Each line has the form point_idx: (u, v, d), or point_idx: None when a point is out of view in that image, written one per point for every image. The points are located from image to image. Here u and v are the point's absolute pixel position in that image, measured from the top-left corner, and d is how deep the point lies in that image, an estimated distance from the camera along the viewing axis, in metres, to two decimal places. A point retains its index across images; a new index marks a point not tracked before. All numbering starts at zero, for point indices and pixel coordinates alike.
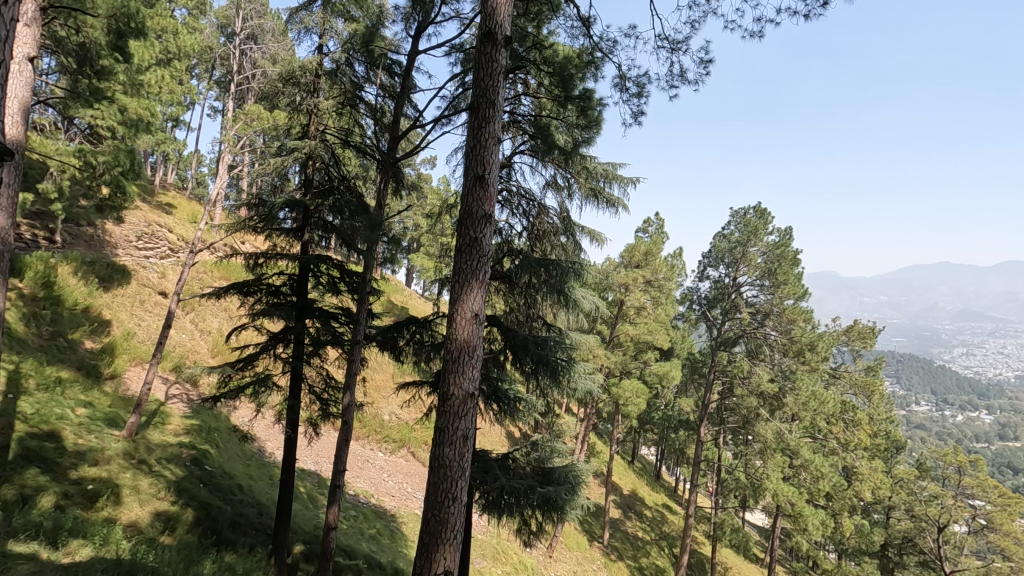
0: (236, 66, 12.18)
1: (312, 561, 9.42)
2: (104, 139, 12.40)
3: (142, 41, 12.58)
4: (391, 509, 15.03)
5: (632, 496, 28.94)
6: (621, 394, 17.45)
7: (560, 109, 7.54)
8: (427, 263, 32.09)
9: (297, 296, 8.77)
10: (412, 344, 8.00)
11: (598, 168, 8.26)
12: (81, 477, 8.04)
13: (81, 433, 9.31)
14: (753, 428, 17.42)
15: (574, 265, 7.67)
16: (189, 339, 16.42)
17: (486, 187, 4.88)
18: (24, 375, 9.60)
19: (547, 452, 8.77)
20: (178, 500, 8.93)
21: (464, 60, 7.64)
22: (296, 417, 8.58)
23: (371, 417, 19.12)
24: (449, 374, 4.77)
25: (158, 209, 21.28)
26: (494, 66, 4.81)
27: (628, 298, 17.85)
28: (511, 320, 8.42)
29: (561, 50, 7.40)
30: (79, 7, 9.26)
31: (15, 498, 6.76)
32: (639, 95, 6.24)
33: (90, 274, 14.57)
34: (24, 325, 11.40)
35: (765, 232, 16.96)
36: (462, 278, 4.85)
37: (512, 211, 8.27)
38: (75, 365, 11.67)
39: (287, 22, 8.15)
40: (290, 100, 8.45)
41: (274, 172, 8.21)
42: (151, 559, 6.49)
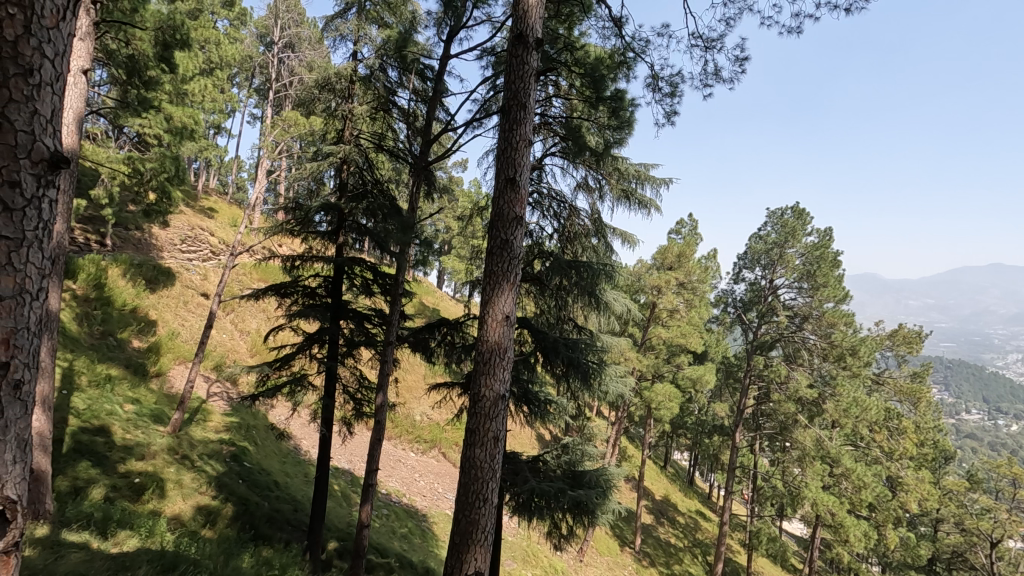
0: (274, 74, 12.58)
1: (345, 558, 9.56)
2: (152, 147, 12.97)
3: (186, 51, 13.12)
4: (422, 508, 15.19)
5: (665, 502, 28.52)
6: (653, 398, 17.21)
7: (591, 110, 7.49)
8: (458, 265, 32.38)
9: (332, 297, 8.95)
10: (443, 345, 8.07)
11: (630, 169, 8.20)
12: (129, 470, 8.39)
13: (129, 429, 9.71)
14: (791, 435, 17.15)
15: (605, 266, 7.60)
16: (230, 339, 16.98)
17: (518, 189, 4.88)
18: (76, 372, 10.09)
19: (578, 455, 8.72)
20: (218, 495, 9.24)
21: (496, 63, 7.67)
22: (330, 417, 8.74)
23: (403, 418, 19.42)
24: (481, 375, 4.79)
25: (200, 213, 22.10)
26: (525, 68, 4.82)
27: (660, 301, 17.46)
28: (542, 323, 8.40)
29: (593, 51, 7.32)
30: (128, 21, 9.80)
31: (68, 490, 7.14)
32: (672, 95, 6.13)
33: (138, 276, 15.21)
34: (76, 325, 12.03)
35: (804, 233, 16.51)
36: (493, 280, 4.87)
37: (542, 213, 8.23)
38: (124, 363, 12.18)
39: (323, 31, 8.35)
40: (326, 106, 8.66)
41: (310, 177, 8.45)
42: (193, 552, 6.71)
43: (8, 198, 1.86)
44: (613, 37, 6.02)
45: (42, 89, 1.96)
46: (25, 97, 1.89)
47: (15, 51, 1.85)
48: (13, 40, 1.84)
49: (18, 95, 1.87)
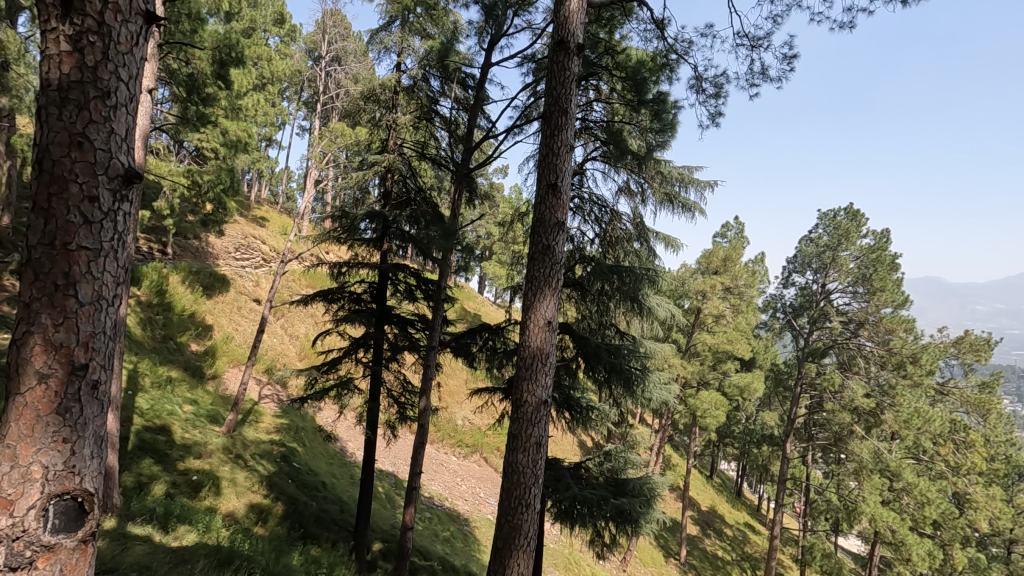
0: (322, 87, 13.07)
1: (389, 559, 9.72)
2: (209, 160, 13.67)
3: (241, 68, 13.78)
4: (464, 512, 15.30)
5: (711, 513, 27.70)
6: (698, 405, 16.84)
7: (633, 114, 7.43)
8: (499, 270, 32.55)
9: (376, 303, 9.15)
10: (485, 350, 8.12)
11: (673, 173, 8.12)
12: (188, 468, 8.81)
13: (188, 428, 10.20)
14: (846, 446, 16.39)
15: (649, 271, 7.49)
16: (280, 343, 17.62)
17: (559, 195, 4.88)
18: (141, 374, 10.70)
19: (621, 463, 8.49)
20: (269, 493, 9.57)
21: (536, 70, 7.70)
22: (375, 420, 8.92)
23: (445, 422, 19.64)
24: (523, 380, 4.79)
25: (253, 222, 23.10)
26: (566, 73, 4.81)
27: (705, 306, 17.02)
28: (583, 327, 8.32)
29: (635, 54, 7.24)
30: (189, 42, 10.40)
31: (133, 485, 7.57)
32: (717, 96, 5.99)
33: (196, 283, 15.99)
34: (141, 329, 12.78)
35: (858, 235, 15.81)
36: (535, 285, 4.88)
37: (584, 218, 8.20)
38: (183, 365, 12.82)
39: (368, 44, 8.59)
40: (371, 117, 8.89)
41: (356, 186, 8.69)
42: (247, 548, 6.97)
43: (88, 211, 2.01)
44: (655, 39, 5.96)
45: (118, 110, 2.10)
46: (103, 118, 2.04)
47: (94, 76, 2.00)
48: (93, 66, 2.00)
49: (97, 116, 2.02)
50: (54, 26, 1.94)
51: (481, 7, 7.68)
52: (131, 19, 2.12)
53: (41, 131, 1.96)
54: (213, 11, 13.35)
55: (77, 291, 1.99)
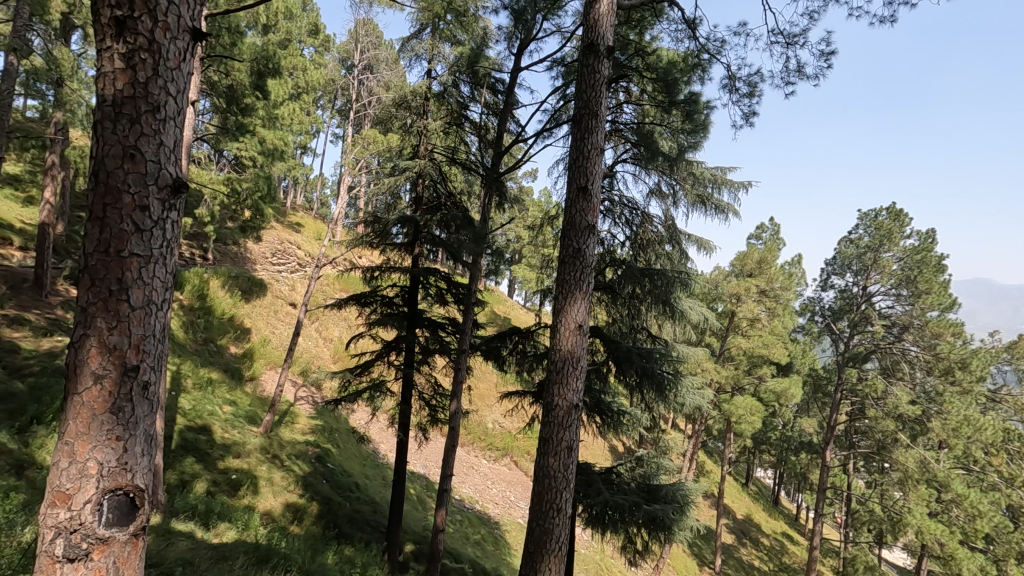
0: (355, 95, 13.36)
1: (421, 561, 9.83)
2: (248, 168, 14.11)
3: (278, 79, 14.20)
4: (495, 516, 15.32)
5: (747, 522, 27.02)
6: (733, 411, 16.47)
7: (664, 115, 7.35)
8: (528, 274, 32.55)
9: (408, 306, 9.28)
10: (515, 353, 8.12)
11: (706, 174, 8.02)
12: (227, 467, 9.09)
13: (227, 428, 10.52)
14: (890, 455, 15.79)
15: (681, 274, 7.38)
16: (315, 346, 18.02)
17: (590, 198, 4.86)
18: (183, 375, 11.11)
19: (653, 468, 8.36)
20: (305, 493, 9.79)
21: (566, 73, 7.68)
22: (407, 422, 9.02)
23: (476, 425, 19.74)
24: (554, 384, 4.78)
25: (289, 228, 23.73)
26: (596, 77, 4.80)
27: (739, 309, 16.69)
28: (614, 331, 8.26)
29: (665, 55, 7.15)
30: (229, 55, 10.79)
31: (176, 482, 7.85)
32: (751, 95, 5.87)
33: (235, 287, 16.50)
34: (183, 332, 13.27)
35: (901, 236, 15.25)
36: (565, 288, 4.87)
37: (614, 220, 8.13)
38: (223, 367, 13.23)
39: (399, 52, 8.73)
40: (403, 123, 9.04)
41: (387, 192, 8.84)
42: (283, 546, 7.14)
43: (139, 220, 2.10)
44: (686, 41, 5.90)
45: (167, 123, 2.19)
46: (153, 130, 2.13)
47: (146, 93, 2.10)
48: (144, 82, 2.10)
49: (148, 129, 2.12)
50: (109, 46, 2.05)
51: (510, 12, 7.71)
52: (180, 37, 2.21)
53: (97, 145, 2.06)
54: (252, 24, 13.82)
55: (128, 295, 2.08)
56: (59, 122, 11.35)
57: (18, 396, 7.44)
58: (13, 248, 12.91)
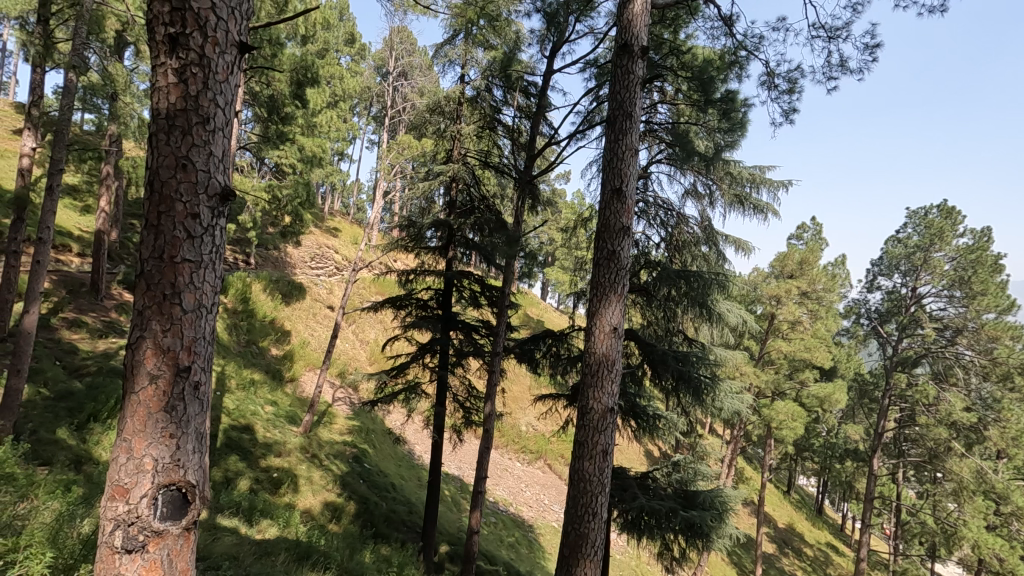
0: (389, 101, 13.63)
1: (456, 561, 9.90)
2: (288, 175, 14.54)
3: (316, 87, 14.59)
4: (529, 519, 15.31)
5: (789, 531, 26.22)
6: (774, 416, 15.99)
7: (700, 114, 7.23)
8: (562, 276, 32.45)
9: (442, 309, 9.38)
10: (548, 356, 8.10)
11: (743, 173, 7.81)
12: (269, 465, 9.37)
13: (269, 427, 10.83)
14: (943, 465, 15.10)
15: (718, 276, 7.21)
16: (352, 348, 18.41)
17: (624, 200, 4.82)
18: (228, 376, 11.53)
19: (690, 474, 8.19)
20: (342, 492, 9.98)
21: (599, 74, 7.63)
22: (441, 424, 9.11)
23: (510, 427, 19.81)
24: (589, 388, 4.75)
25: (326, 233, 24.37)
26: (630, 77, 4.76)
27: (779, 312, 16.19)
28: (649, 334, 8.17)
29: (702, 53, 7.03)
30: (269, 66, 11.17)
31: (222, 480, 8.16)
32: (791, 92, 5.71)
33: (276, 291, 17.01)
34: (227, 334, 13.76)
35: (954, 234, 14.58)
36: (600, 291, 4.84)
37: (649, 222, 8.03)
38: (265, 368, 13.64)
39: (433, 58, 8.85)
40: (436, 128, 9.16)
41: (422, 196, 8.96)
42: (323, 544, 7.31)
43: (191, 227, 2.20)
44: (722, 37, 5.78)
45: (216, 134, 2.28)
46: (203, 141, 2.22)
47: (197, 106, 2.19)
48: (196, 94, 2.19)
49: (198, 140, 2.21)
50: (164, 61, 2.16)
51: (543, 15, 7.72)
52: (228, 50, 2.29)
53: (153, 156, 2.17)
54: (292, 36, 14.28)
55: (180, 300, 2.17)
56: (113, 134, 11.96)
57: (76, 395, 7.85)
58: (72, 255, 13.65)
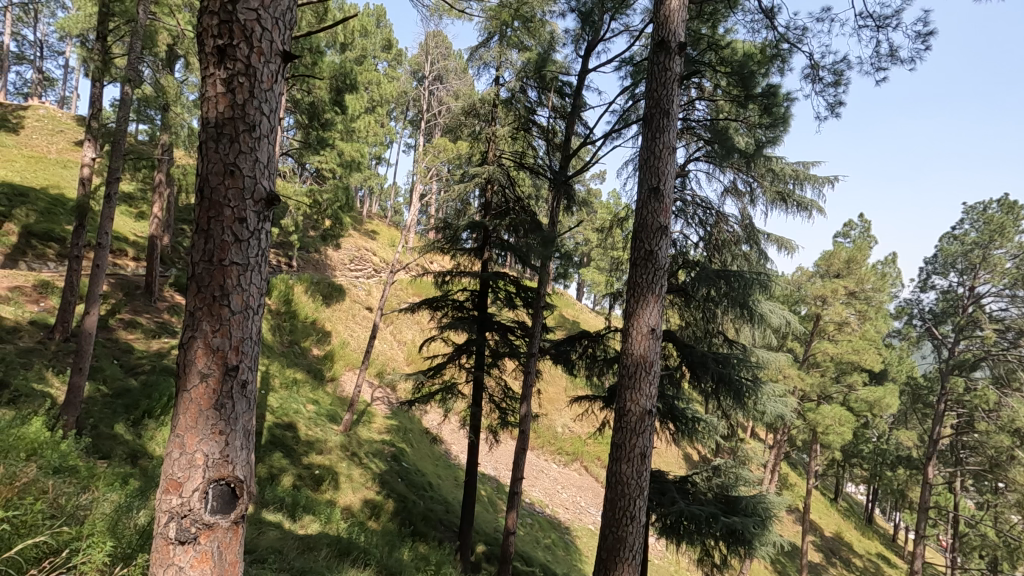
0: (426, 105, 13.83)
1: (492, 562, 9.93)
2: (328, 179, 14.90)
3: (355, 93, 14.92)
4: (565, 521, 15.23)
5: (837, 540, 25.24)
6: (820, 421, 15.40)
7: (740, 109, 7.04)
8: (598, 277, 32.20)
9: (478, 310, 9.44)
10: (584, 357, 8.03)
11: (787, 169, 7.56)
12: (311, 462, 9.63)
13: (310, 425, 11.14)
14: (1005, 474, 14.26)
15: (760, 276, 6.99)
16: (389, 348, 18.74)
17: (662, 199, 4.74)
18: (271, 375, 11.92)
19: (731, 479, 7.99)
20: (381, 490, 10.16)
21: (635, 72, 7.53)
22: (477, 424, 9.17)
23: (546, 429, 19.77)
24: (626, 390, 4.70)
25: (365, 236, 24.90)
26: (668, 74, 4.68)
27: (825, 312, 15.59)
28: (687, 335, 8.02)
29: (742, 47, 6.85)
30: (310, 74, 11.49)
31: (266, 476, 8.44)
32: (837, 84, 5.49)
33: (317, 293, 17.46)
34: (271, 334, 14.22)
35: (1016, 230, 13.77)
36: (638, 291, 4.77)
37: (687, 221, 7.88)
38: (306, 367, 14.02)
39: (468, 61, 8.94)
40: (472, 130, 9.25)
41: (457, 198, 9.05)
42: (362, 540, 7.46)
43: (238, 231, 2.28)
44: (762, 30, 5.62)
45: (261, 141, 2.36)
46: (249, 148, 2.30)
47: (244, 114, 2.27)
48: (242, 103, 2.27)
49: (245, 146, 2.29)
50: (213, 72, 2.24)
51: (577, 14, 7.69)
52: (273, 59, 2.36)
53: (203, 163, 2.26)
54: (331, 44, 14.67)
55: (228, 300, 2.25)
56: (165, 143, 12.53)
57: (132, 392, 8.25)
58: (128, 259, 14.36)
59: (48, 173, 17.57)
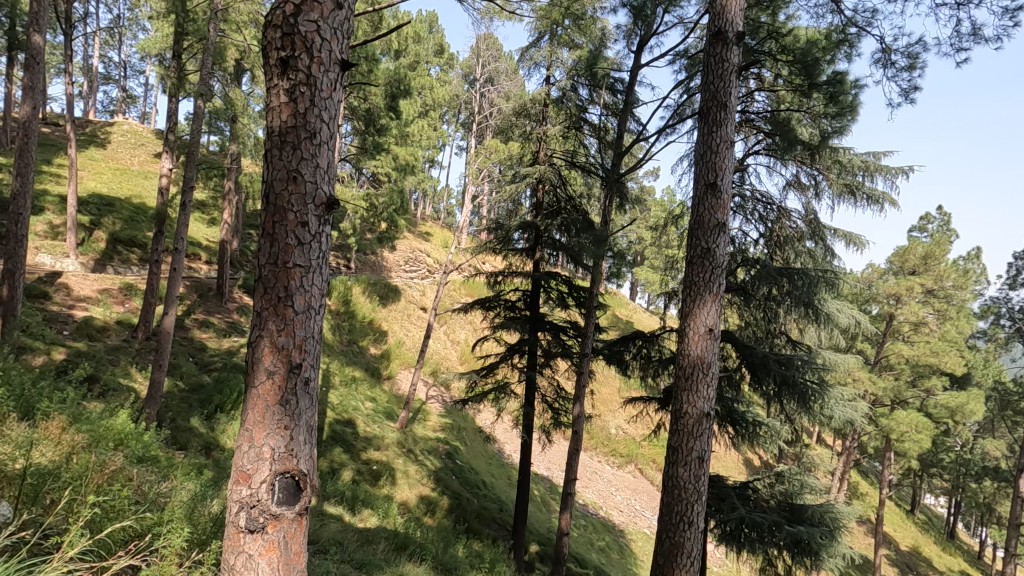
0: (477, 107, 13.98)
1: (546, 562, 9.93)
2: (383, 183, 15.30)
3: (409, 98, 15.29)
4: (620, 523, 15.01)
5: (914, 554, 23.64)
6: (894, 427, 14.48)
7: (803, 99, 6.73)
8: (652, 276, 31.55)
9: (530, 310, 9.46)
10: (638, 358, 7.88)
11: (855, 160, 7.14)
12: (369, 458, 9.95)
13: (368, 422, 11.48)
14: None
15: (826, 274, 6.65)
16: (443, 348, 19.08)
17: (719, 195, 4.58)
18: (332, 373, 12.40)
19: (796, 486, 7.63)
20: (436, 487, 10.34)
21: (689, 65, 7.33)
22: (530, 424, 9.17)
23: (599, 430, 19.55)
24: (682, 391, 4.57)
25: (419, 238, 25.47)
26: (725, 66, 4.52)
27: (899, 312, 14.64)
28: (747, 336, 7.73)
29: (804, 33, 6.54)
30: (365, 82, 11.86)
31: (328, 469, 8.79)
32: (912, 68, 5.14)
33: (374, 293, 17.99)
34: (331, 334, 14.79)
35: None
36: (694, 291, 4.64)
37: (746, 217, 7.59)
38: (364, 366, 14.48)
39: (519, 62, 8.97)
40: (523, 131, 9.28)
41: (509, 199, 9.09)
42: (418, 535, 7.62)
43: (301, 235, 2.37)
44: (828, 15, 5.32)
45: (322, 147, 2.45)
46: (311, 155, 2.40)
47: (305, 122, 2.37)
48: (304, 112, 2.37)
49: (306, 153, 2.39)
50: (277, 84, 2.36)
51: (629, 10, 7.56)
52: (332, 68, 2.45)
53: (269, 171, 2.39)
54: (386, 51, 15.09)
55: (292, 301, 2.36)
56: (234, 153, 13.25)
57: (206, 387, 8.79)
58: (201, 262, 15.30)
59: (132, 184, 18.97)
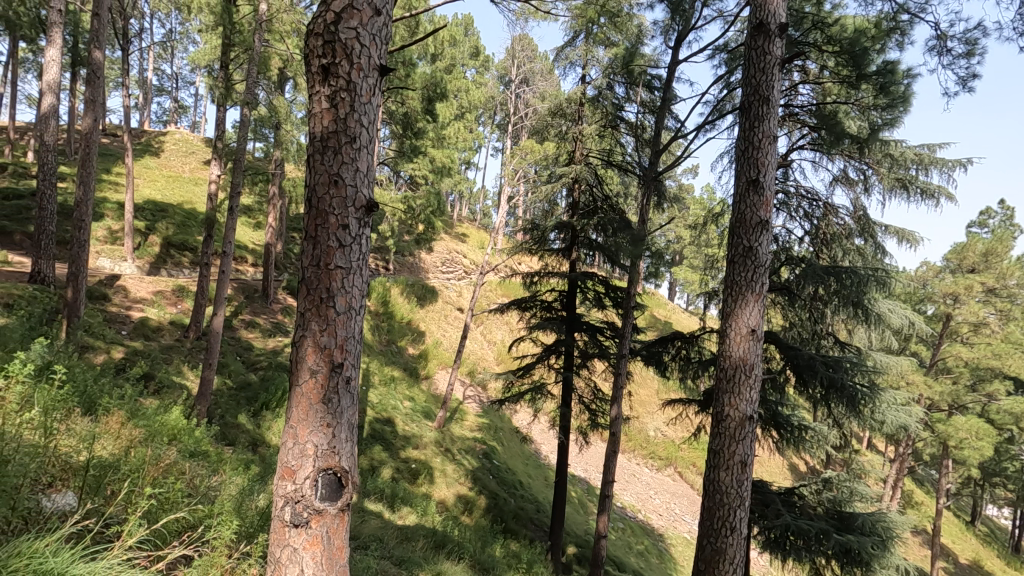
0: (513, 108, 14.02)
1: (583, 564, 9.87)
2: (420, 185, 15.51)
3: (445, 101, 15.45)
4: (659, 527, 14.77)
5: (975, 568, 22.36)
6: (952, 433, 13.75)
7: (851, 90, 6.47)
8: (691, 276, 30.94)
9: (566, 310, 9.41)
10: (677, 359, 7.73)
11: (908, 152, 6.82)
12: (408, 457, 10.11)
13: (407, 421, 11.67)
14: None
15: (877, 272, 6.38)
16: (480, 348, 19.21)
17: (762, 191, 4.45)
18: (372, 372, 12.66)
19: (844, 493, 7.34)
20: (474, 486, 10.41)
21: (730, 59, 7.15)
22: (566, 424, 9.13)
23: (637, 432, 19.29)
24: (724, 393, 4.47)
25: (456, 240, 25.71)
26: (767, 58, 4.39)
27: (957, 312, 13.91)
28: (792, 336, 7.48)
29: (852, 22, 6.28)
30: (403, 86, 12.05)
31: (368, 467, 8.97)
32: (970, 55, 4.87)
33: (412, 294, 18.26)
34: (371, 334, 15.10)
35: None
36: (735, 291, 4.52)
37: (790, 214, 7.35)
38: (403, 365, 14.72)
39: (554, 62, 8.94)
40: (558, 131, 9.24)
41: (545, 199, 9.07)
42: (456, 533, 7.69)
43: (342, 236, 2.43)
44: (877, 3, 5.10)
45: (361, 151, 2.51)
46: (351, 158, 2.46)
47: (345, 126, 2.42)
48: (344, 117, 2.42)
49: (347, 157, 2.45)
50: (319, 90, 2.43)
51: (666, 5, 7.44)
52: (371, 74, 2.50)
53: (312, 175, 2.46)
54: (422, 55, 15.30)
55: (334, 301, 2.42)
56: (278, 158, 13.68)
57: (253, 385, 9.11)
58: (248, 265, 15.89)
59: (184, 190, 19.86)
